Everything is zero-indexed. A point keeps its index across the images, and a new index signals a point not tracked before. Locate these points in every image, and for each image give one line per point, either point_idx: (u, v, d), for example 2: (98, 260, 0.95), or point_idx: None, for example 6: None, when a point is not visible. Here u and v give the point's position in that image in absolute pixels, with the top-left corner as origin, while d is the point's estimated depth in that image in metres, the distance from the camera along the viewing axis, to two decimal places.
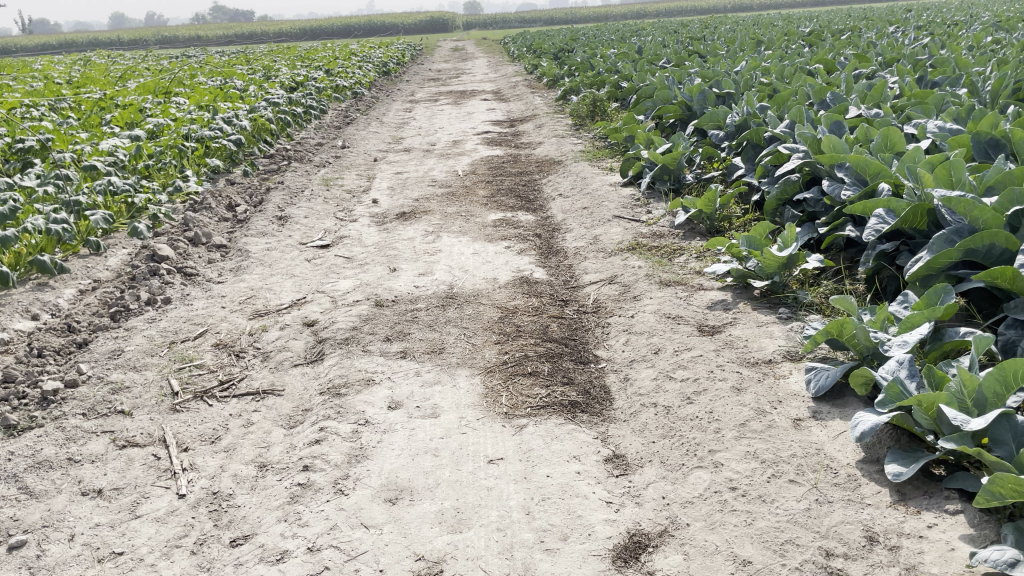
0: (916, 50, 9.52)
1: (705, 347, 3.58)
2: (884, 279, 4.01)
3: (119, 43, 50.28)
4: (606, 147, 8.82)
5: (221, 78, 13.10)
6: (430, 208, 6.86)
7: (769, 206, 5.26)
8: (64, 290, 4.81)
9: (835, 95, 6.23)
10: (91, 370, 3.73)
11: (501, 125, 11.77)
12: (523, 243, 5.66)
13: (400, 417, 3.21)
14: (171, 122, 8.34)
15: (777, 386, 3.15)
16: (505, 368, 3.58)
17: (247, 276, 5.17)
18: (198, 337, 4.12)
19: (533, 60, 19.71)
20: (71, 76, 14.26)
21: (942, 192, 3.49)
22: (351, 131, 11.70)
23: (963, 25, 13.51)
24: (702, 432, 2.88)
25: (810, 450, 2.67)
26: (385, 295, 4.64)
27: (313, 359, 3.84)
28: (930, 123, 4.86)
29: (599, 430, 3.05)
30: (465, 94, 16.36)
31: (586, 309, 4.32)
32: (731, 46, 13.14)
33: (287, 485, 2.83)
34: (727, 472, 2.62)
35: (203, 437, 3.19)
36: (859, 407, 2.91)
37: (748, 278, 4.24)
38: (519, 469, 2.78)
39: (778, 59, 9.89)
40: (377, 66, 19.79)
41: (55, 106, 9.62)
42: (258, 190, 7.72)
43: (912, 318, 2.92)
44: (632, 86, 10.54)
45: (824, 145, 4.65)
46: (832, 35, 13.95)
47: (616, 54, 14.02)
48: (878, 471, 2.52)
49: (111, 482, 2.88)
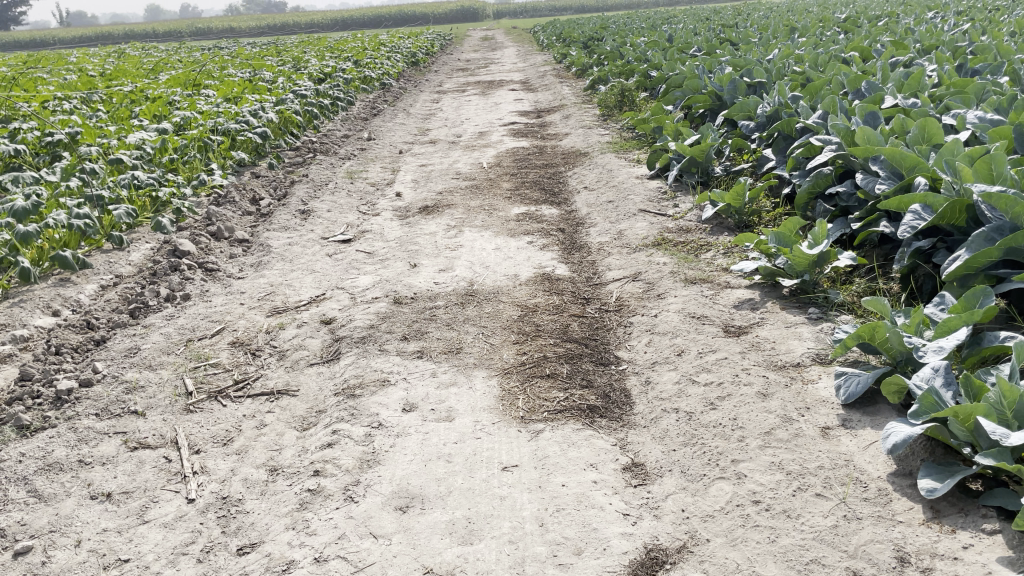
0: (956, 37, 9.20)
1: (730, 349, 3.46)
2: (920, 278, 3.84)
3: (153, 36, 50.93)
4: (634, 139, 8.66)
5: (250, 69, 13.13)
6: (453, 201, 6.78)
7: (800, 200, 5.11)
8: (86, 286, 4.81)
9: (870, 85, 6.02)
10: (106, 369, 3.70)
11: (528, 116, 11.63)
12: (546, 238, 5.55)
13: (414, 421, 3.13)
14: (197, 115, 8.35)
15: (805, 392, 3.02)
16: (523, 369, 3.49)
17: (267, 272, 5.13)
18: (215, 335, 4.08)
19: (561, 50, 19.51)
20: (104, 69, 14.38)
21: (983, 188, 3.32)
22: (377, 123, 11.65)
23: (1005, 10, 13.07)
24: (725, 440, 2.77)
25: (839, 462, 2.55)
26: (404, 292, 4.56)
27: (330, 358, 3.78)
28: (969, 114, 4.67)
29: (618, 436, 2.95)
30: (493, 85, 16.23)
31: (608, 308, 4.21)
32: (764, 33, 12.86)
33: (297, 490, 2.76)
34: (751, 484, 2.50)
35: (215, 439, 3.15)
36: (891, 416, 2.77)
37: (777, 276, 4.09)
38: (534, 478, 2.69)
39: (812, 47, 9.65)
40: (406, 57, 19.70)
41: (85, 98, 9.68)
42: (282, 184, 7.70)
43: (948, 322, 2.77)
44: (661, 75, 10.35)
45: (858, 137, 4.48)
46: (869, 21, 13.59)
47: (645, 43, 13.80)
48: (911, 486, 2.38)
49: (121, 486, 2.84)
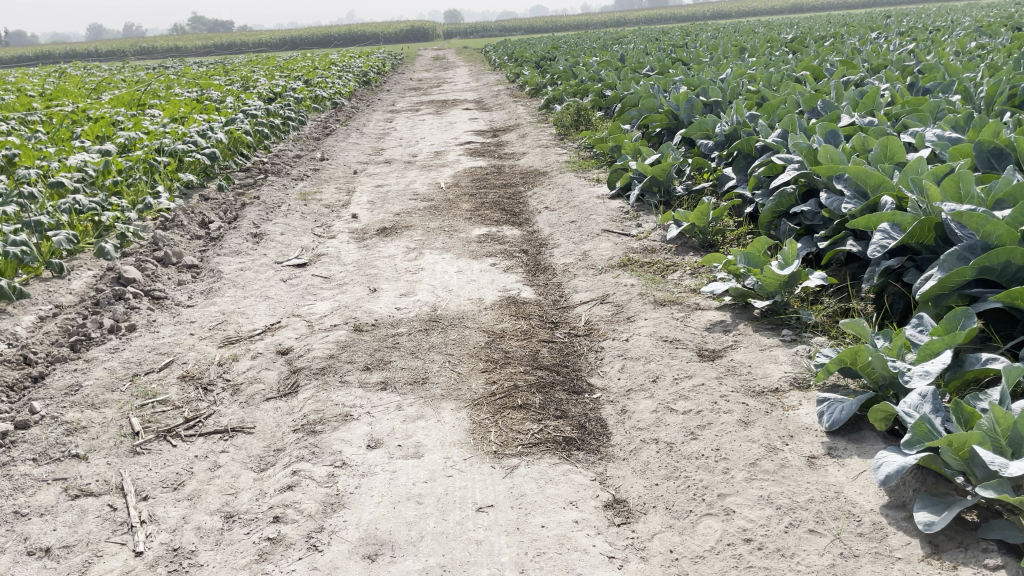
0: (903, 56, 9.39)
1: (707, 374, 3.36)
2: (891, 297, 3.80)
3: (96, 54, 49.84)
4: (592, 158, 8.61)
5: (199, 89, 12.80)
6: (412, 223, 6.61)
7: (764, 219, 5.06)
8: (23, 317, 4.50)
9: (827, 104, 6.05)
10: (44, 409, 3.44)
11: (484, 135, 11.54)
12: (509, 260, 5.42)
13: (380, 458, 2.95)
14: (143, 135, 8.05)
15: (787, 419, 2.92)
16: (493, 400, 3.33)
17: (219, 299, 4.90)
18: (164, 369, 3.84)
19: (513, 69, 19.54)
20: (44, 88, 13.89)
21: (953, 207, 3.28)
22: (330, 143, 11.44)
23: (945, 30, 13.47)
24: (710, 473, 2.65)
25: (829, 494, 2.45)
26: (364, 318, 4.38)
27: (287, 392, 3.57)
28: (928, 132, 4.69)
29: (596, 470, 2.81)
30: (447, 104, 16.12)
31: (577, 332, 4.08)
32: (715, 53, 13.01)
33: (256, 539, 2.56)
34: (739, 521, 2.39)
35: (165, 483, 2.93)
36: (878, 442, 2.69)
37: (748, 298, 4.02)
38: (510, 519, 2.54)
39: (763, 66, 9.76)
40: (357, 77, 19.53)
41: (25, 119, 9.27)
42: (233, 207, 7.45)
43: (931, 345, 2.69)
44: (617, 94, 10.34)
45: (821, 155, 4.46)
46: (815, 41, 13.84)
47: (597, 63, 13.87)
48: (906, 518, 2.29)
49: (61, 539, 2.61)
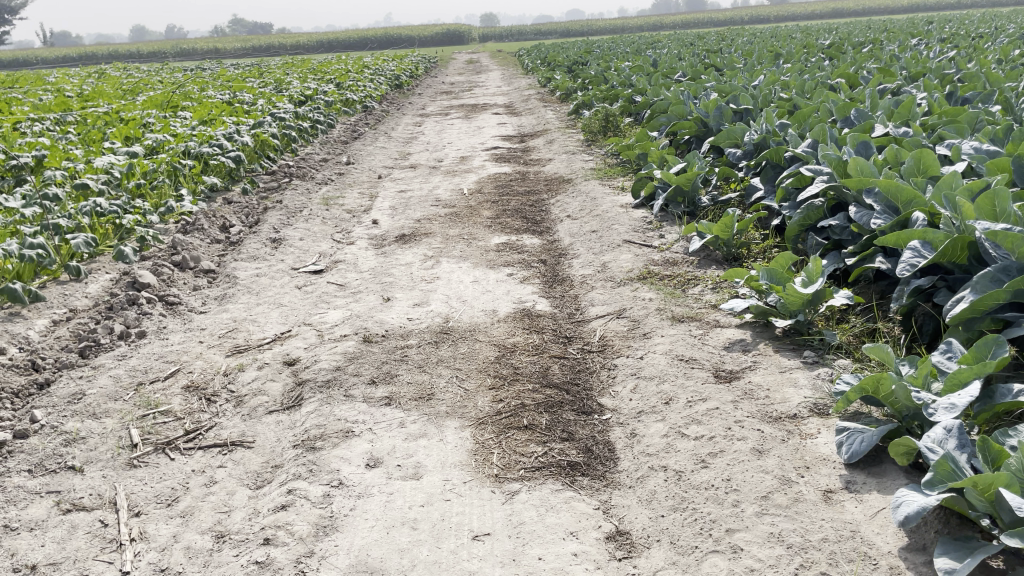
0: (943, 63, 9.11)
1: (722, 398, 3.22)
2: (921, 318, 3.61)
3: (137, 54, 50.65)
4: (618, 165, 8.47)
5: (230, 91, 12.87)
6: (432, 230, 6.53)
7: (790, 233, 4.89)
8: (36, 320, 4.48)
9: (860, 113, 5.85)
10: (46, 418, 3.41)
11: (511, 141, 11.44)
12: (527, 270, 5.31)
13: (378, 479, 2.86)
14: (170, 138, 8.08)
15: (804, 448, 2.78)
16: (498, 420, 3.22)
17: (231, 306, 4.85)
18: (169, 378, 3.79)
19: (545, 73, 19.43)
20: (81, 89, 14.07)
21: (987, 226, 3.10)
22: (357, 146, 11.43)
23: (989, 37, 13.11)
24: (718, 505, 2.52)
25: (845, 533, 2.30)
26: (375, 329, 4.30)
27: (290, 405, 3.50)
28: (965, 144, 4.48)
29: (600, 499, 2.69)
30: (477, 108, 16.07)
31: (591, 348, 3.96)
32: (749, 59, 12.78)
33: (244, 563, 2.48)
34: (747, 560, 2.25)
35: (159, 499, 2.86)
36: (900, 477, 2.53)
37: (769, 316, 3.85)
38: (507, 549, 2.43)
39: (797, 73, 9.54)
40: (390, 80, 19.57)
41: (58, 119, 9.36)
42: (255, 211, 7.43)
43: (959, 375, 2.52)
44: (646, 100, 10.18)
45: (851, 167, 4.28)
46: (853, 48, 13.51)
47: (629, 68, 13.71)
48: (927, 563, 2.14)
49: (49, 556, 2.55)
